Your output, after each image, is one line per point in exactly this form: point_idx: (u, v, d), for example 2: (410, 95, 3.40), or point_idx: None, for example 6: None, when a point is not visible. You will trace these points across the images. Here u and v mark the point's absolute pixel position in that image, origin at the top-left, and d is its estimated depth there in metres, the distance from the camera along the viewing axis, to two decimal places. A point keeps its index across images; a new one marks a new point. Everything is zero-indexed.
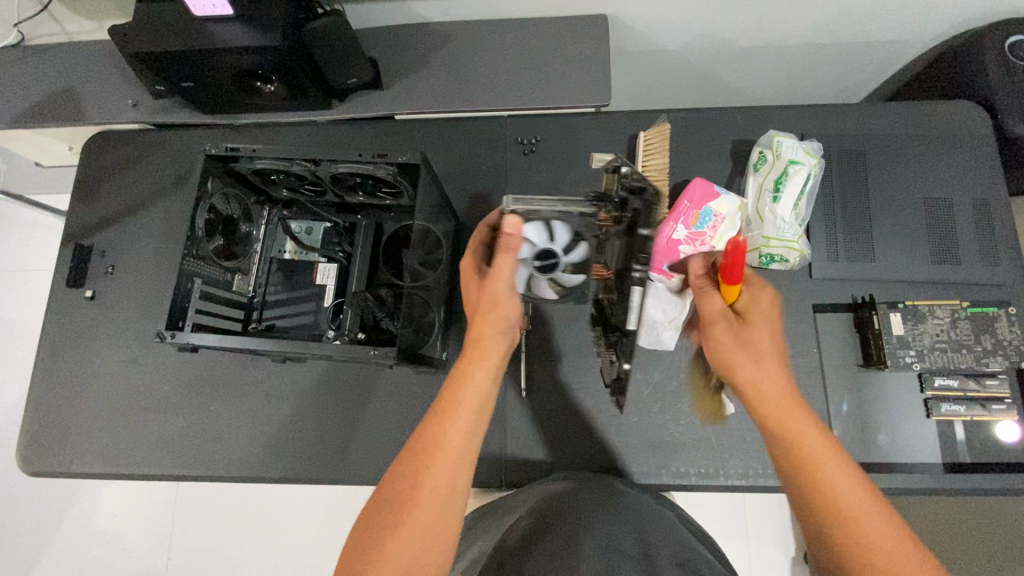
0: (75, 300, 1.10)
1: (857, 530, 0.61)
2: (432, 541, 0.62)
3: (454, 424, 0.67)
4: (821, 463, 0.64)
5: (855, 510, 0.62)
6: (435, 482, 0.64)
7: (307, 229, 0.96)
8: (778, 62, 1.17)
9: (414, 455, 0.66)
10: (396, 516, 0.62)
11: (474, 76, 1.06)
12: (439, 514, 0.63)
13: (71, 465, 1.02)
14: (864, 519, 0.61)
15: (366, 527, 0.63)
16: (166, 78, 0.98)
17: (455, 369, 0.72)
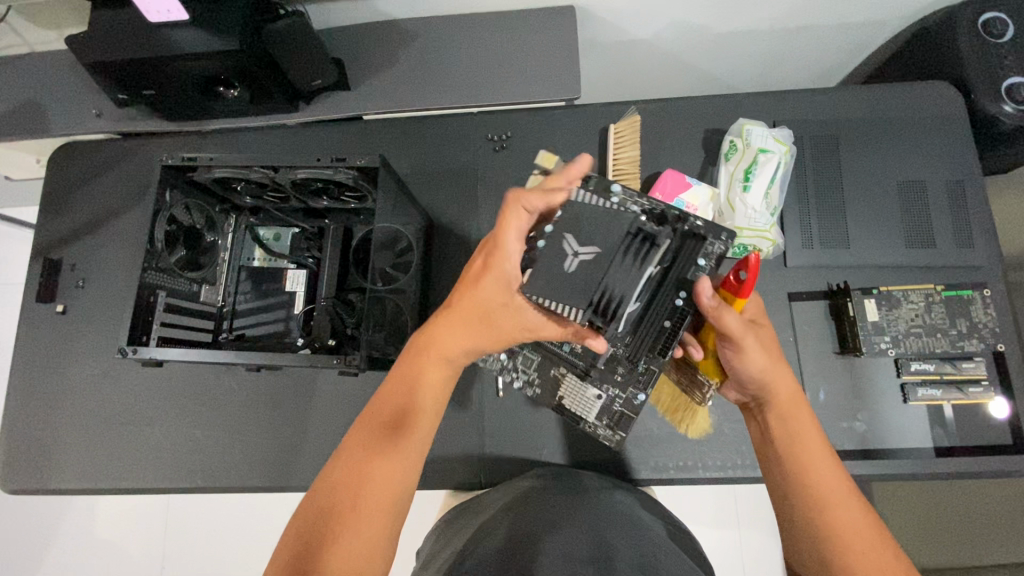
0: (47, 315, 1.09)
1: (836, 519, 0.64)
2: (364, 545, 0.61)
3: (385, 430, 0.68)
4: (812, 463, 0.68)
5: (838, 502, 0.65)
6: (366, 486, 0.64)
7: (275, 236, 0.95)
8: (752, 48, 1.16)
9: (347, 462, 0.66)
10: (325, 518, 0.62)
11: (441, 73, 1.04)
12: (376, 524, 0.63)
13: (49, 481, 1.01)
14: (845, 513, 0.65)
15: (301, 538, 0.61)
16: (126, 87, 0.96)
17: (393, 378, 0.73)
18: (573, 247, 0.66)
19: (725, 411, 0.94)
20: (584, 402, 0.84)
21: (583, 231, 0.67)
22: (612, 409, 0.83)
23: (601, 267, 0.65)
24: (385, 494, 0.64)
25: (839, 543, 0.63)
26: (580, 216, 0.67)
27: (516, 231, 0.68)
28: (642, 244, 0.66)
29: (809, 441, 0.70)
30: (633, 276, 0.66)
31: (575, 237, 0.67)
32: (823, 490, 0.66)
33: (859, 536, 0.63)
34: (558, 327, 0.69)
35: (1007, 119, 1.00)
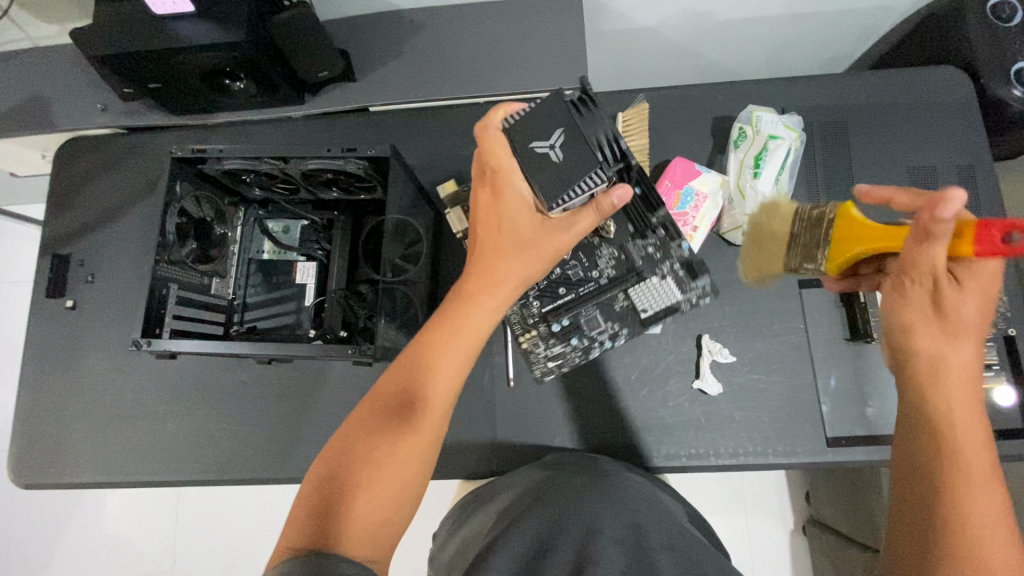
0: (56, 311, 1.09)
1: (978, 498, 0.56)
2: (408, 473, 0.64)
3: (432, 375, 0.67)
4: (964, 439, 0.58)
5: (979, 485, 0.56)
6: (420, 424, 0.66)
7: (284, 229, 0.95)
8: (760, 34, 1.15)
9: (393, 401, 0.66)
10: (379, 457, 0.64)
11: (447, 63, 1.04)
12: (408, 468, 0.64)
13: (62, 476, 1.02)
14: (988, 507, 0.56)
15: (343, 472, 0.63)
16: (132, 80, 0.95)
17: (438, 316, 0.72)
18: (545, 142, 0.70)
19: (736, 398, 0.94)
20: (661, 292, 0.90)
21: (552, 129, 0.70)
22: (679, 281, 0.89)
23: (579, 136, 0.69)
24: (418, 436, 0.65)
25: (969, 531, 0.55)
26: (528, 117, 0.71)
27: (498, 152, 0.71)
28: (587, 104, 0.72)
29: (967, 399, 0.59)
30: (604, 121, 0.71)
31: (552, 132, 0.70)
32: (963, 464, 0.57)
33: (993, 532, 0.55)
34: (591, 213, 0.72)
35: (1015, 103, 1.00)
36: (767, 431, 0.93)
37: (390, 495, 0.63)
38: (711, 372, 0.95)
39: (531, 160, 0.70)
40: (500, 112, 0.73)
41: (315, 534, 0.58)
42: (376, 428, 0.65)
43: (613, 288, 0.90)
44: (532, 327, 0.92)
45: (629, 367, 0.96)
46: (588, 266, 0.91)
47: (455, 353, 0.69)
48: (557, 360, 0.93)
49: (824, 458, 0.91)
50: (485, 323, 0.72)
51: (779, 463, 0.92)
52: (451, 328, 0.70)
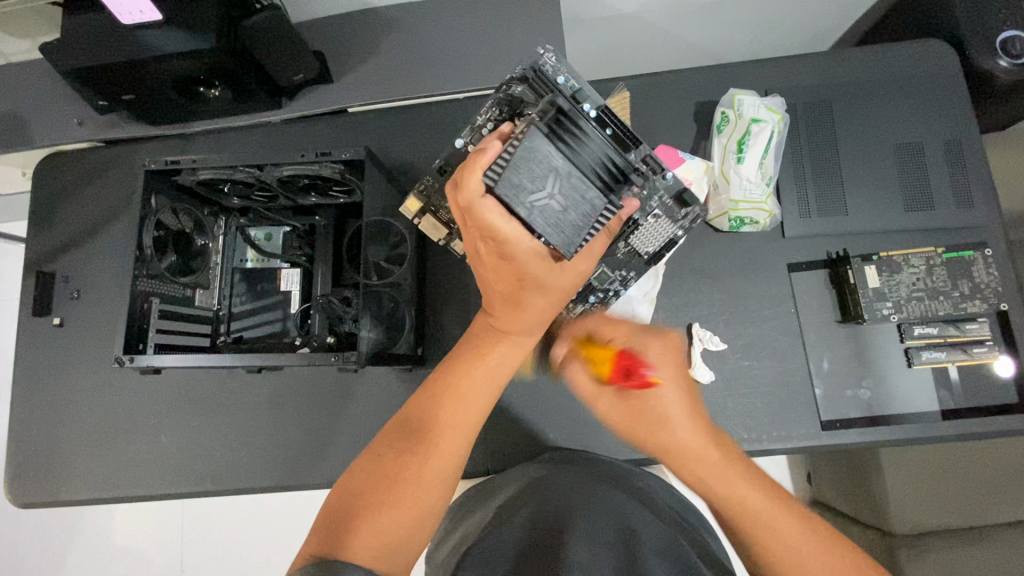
0: (45, 329, 1.09)
1: (744, 516, 0.63)
2: (427, 496, 0.64)
3: (458, 406, 0.69)
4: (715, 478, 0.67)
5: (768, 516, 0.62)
6: (444, 452, 0.66)
7: (267, 236, 0.94)
8: (742, 15, 1.13)
9: (420, 428, 0.68)
10: (395, 478, 0.64)
11: (424, 60, 1.02)
12: (433, 495, 0.64)
13: (58, 494, 1.02)
14: (784, 532, 0.61)
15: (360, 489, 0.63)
16: (104, 92, 0.94)
17: (469, 347, 0.75)
18: (542, 192, 0.62)
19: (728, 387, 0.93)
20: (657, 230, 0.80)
21: (547, 176, 0.62)
22: (670, 211, 0.77)
23: (575, 177, 0.62)
24: (446, 467, 0.66)
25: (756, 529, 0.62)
26: (516, 166, 0.60)
27: (500, 225, 0.61)
28: (567, 128, 0.63)
29: (701, 457, 0.69)
30: (594, 141, 0.65)
31: (548, 180, 0.62)
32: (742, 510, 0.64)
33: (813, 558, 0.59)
34: (603, 237, 0.71)
35: (1002, 74, 0.99)
36: (760, 417, 0.92)
37: (408, 520, 0.62)
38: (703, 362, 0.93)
39: (536, 217, 0.62)
40: (478, 172, 0.60)
41: (336, 548, 0.57)
42: (404, 454, 0.65)
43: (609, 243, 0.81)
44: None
45: None
46: None
47: (486, 385, 0.71)
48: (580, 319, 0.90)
49: (819, 442, 0.90)
50: (513, 358, 0.74)
51: (774, 449, 0.91)
52: (485, 359, 0.72)
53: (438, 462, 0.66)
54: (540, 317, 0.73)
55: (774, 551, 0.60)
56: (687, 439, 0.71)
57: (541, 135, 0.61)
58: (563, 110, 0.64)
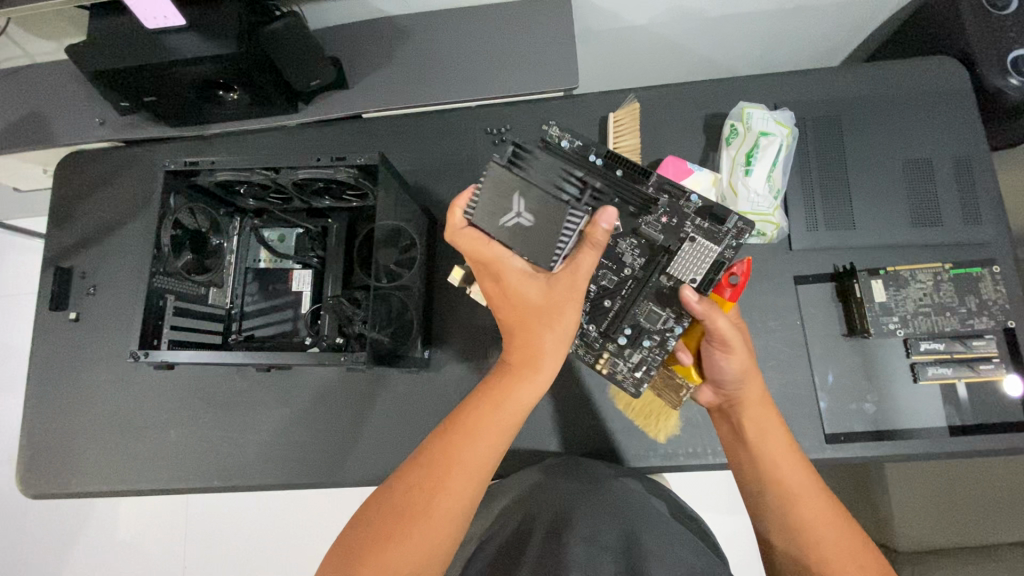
0: (61, 324, 1.11)
1: (795, 506, 0.71)
2: (437, 531, 0.64)
3: (472, 440, 0.67)
4: (774, 449, 0.74)
5: (801, 492, 0.72)
6: (454, 486, 0.65)
7: (280, 237, 0.96)
8: (754, 30, 1.14)
9: (435, 458, 0.67)
10: (408, 515, 0.64)
11: (438, 68, 1.04)
12: (445, 532, 0.64)
13: (68, 486, 1.04)
14: (811, 508, 0.71)
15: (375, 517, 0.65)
16: (127, 94, 0.96)
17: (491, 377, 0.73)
18: (510, 212, 0.69)
19: None
20: (699, 254, 0.80)
21: (512, 199, 0.69)
22: (710, 233, 0.81)
23: (535, 192, 0.68)
24: (458, 505, 0.65)
25: (786, 496, 0.72)
26: (482, 195, 0.70)
27: (483, 242, 0.70)
28: (522, 158, 0.73)
29: (776, 437, 0.76)
30: (549, 167, 0.72)
31: (514, 202, 0.69)
32: (788, 485, 0.72)
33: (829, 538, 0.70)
34: (590, 250, 0.71)
35: (1012, 92, 1.00)
36: None
37: (418, 555, 0.62)
38: None
39: (510, 237, 0.69)
40: (459, 209, 0.72)
41: None
42: (418, 482, 0.66)
43: (647, 278, 0.82)
44: (601, 349, 0.84)
45: None
46: (617, 268, 0.83)
47: (500, 422, 0.69)
48: (641, 368, 0.82)
49: (823, 455, 0.90)
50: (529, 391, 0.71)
51: None
52: (500, 396, 0.70)
53: (448, 498, 0.64)
54: (551, 346, 0.71)
55: (794, 502, 0.72)
56: (759, 414, 0.77)
57: (498, 167, 0.69)
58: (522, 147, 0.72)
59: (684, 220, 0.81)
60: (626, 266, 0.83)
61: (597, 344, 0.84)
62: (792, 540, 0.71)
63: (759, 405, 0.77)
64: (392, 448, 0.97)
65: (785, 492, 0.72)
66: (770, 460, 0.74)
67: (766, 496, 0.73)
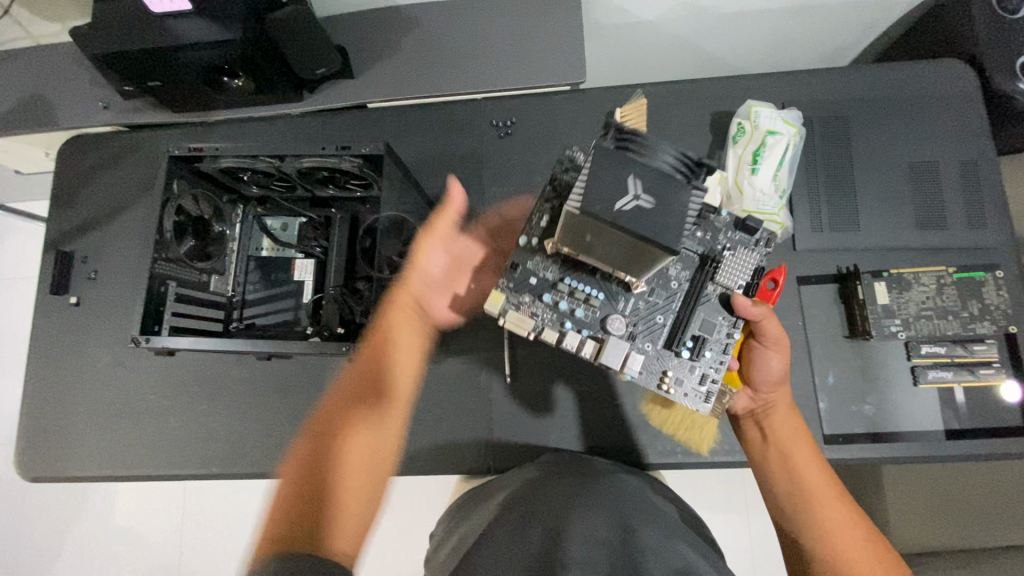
0: (62, 308, 1.11)
1: (815, 511, 0.74)
2: (354, 480, 0.67)
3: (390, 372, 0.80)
4: (797, 456, 0.78)
5: (820, 498, 0.75)
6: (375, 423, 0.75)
7: (282, 225, 0.97)
8: (763, 28, 1.13)
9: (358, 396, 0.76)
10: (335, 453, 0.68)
11: (445, 59, 1.04)
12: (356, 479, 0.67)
13: (66, 470, 1.04)
14: (831, 515, 0.74)
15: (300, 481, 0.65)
16: (130, 78, 0.95)
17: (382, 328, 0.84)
18: (628, 196, 0.59)
19: None
20: (741, 261, 0.77)
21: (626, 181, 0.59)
22: (745, 241, 0.78)
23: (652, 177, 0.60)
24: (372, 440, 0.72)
25: (806, 501, 0.75)
26: (594, 178, 0.59)
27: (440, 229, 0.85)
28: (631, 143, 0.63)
29: (799, 446, 0.79)
30: None
31: (628, 184, 0.59)
32: (808, 490, 0.76)
33: (849, 543, 0.71)
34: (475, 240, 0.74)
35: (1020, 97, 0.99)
36: None
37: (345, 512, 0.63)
38: None
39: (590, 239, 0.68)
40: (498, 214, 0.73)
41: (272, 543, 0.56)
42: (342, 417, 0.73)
43: (695, 293, 0.76)
44: (664, 367, 0.76)
45: None
46: (663, 282, 0.77)
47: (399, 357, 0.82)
48: (706, 383, 0.76)
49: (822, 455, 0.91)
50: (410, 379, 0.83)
51: None
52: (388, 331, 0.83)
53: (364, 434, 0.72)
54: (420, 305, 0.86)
55: (814, 507, 0.74)
56: (786, 422, 0.81)
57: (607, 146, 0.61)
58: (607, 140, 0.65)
59: (721, 231, 0.78)
60: (671, 280, 0.77)
61: (659, 363, 0.76)
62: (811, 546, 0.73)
63: (786, 413, 0.82)
64: None
65: (807, 497, 0.75)
66: (794, 466, 0.78)
67: (788, 500, 0.76)
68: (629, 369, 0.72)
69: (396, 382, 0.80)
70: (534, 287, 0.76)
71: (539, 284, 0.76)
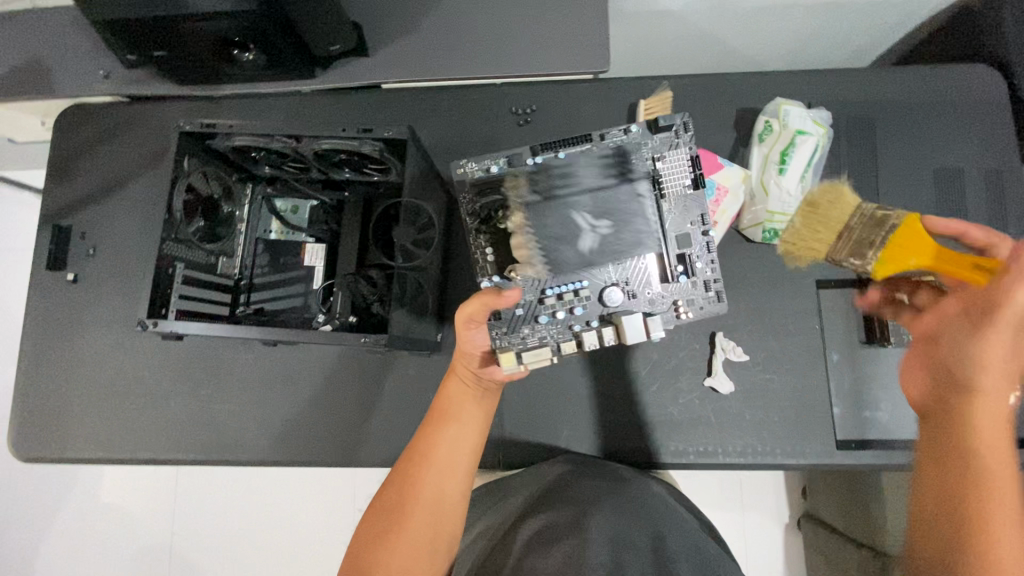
0: (57, 284, 1.07)
1: (979, 460, 0.51)
2: (406, 560, 0.63)
3: (446, 441, 0.70)
4: (981, 393, 0.55)
5: (990, 447, 0.52)
6: (426, 489, 0.67)
7: (293, 208, 0.94)
8: (791, 23, 1.10)
9: (409, 462, 0.70)
10: (392, 521, 0.65)
11: (465, 41, 1.00)
12: (416, 565, 0.64)
13: (61, 452, 1.01)
14: (1002, 477, 0.50)
15: (363, 539, 0.66)
16: (135, 46, 0.91)
17: (442, 394, 0.76)
18: (584, 229, 0.72)
19: (746, 398, 0.93)
20: (670, 162, 0.77)
21: (574, 223, 0.72)
22: (668, 141, 0.77)
23: (594, 202, 0.73)
24: (427, 524, 0.65)
25: (970, 439, 0.53)
26: (553, 231, 0.72)
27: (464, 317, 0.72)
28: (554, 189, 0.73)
29: (993, 394, 0.54)
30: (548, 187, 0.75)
31: (577, 222, 0.72)
32: (977, 434, 0.53)
33: (1010, 533, 0.47)
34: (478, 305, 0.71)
35: None
36: (776, 430, 0.92)
37: None
38: (724, 370, 0.93)
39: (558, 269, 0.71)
40: (477, 301, 0.71)
41: None
42: (395, 483, 0.69)
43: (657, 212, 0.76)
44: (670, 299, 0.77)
45: (640, 362, 0.95)
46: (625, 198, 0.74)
47: (460, 432, 0.72)
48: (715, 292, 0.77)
49: (833, 461, 0.90)
50: (472, 440, 0.72)
51: (787, 463, 0.91)
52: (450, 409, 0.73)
53: (416, 512, 0.65)
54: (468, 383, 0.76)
55: (981, 453, 0.51)
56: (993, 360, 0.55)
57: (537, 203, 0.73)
58: (476, 176, 0.77)
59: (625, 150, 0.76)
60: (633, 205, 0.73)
61: (669, 296, 0.77)
62: (945, 499, 0.51)
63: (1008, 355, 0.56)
64: (400, 431, 0.95)
65: (976, 432, 0.53)
66: (979, 403, 0.54)
67: (953, 429, 0.54)
68: (657, 331, 0.72)
69: (437, 447, 0.70)
70: (523, 317, 0.75)
71: (527, 312, 0.75)
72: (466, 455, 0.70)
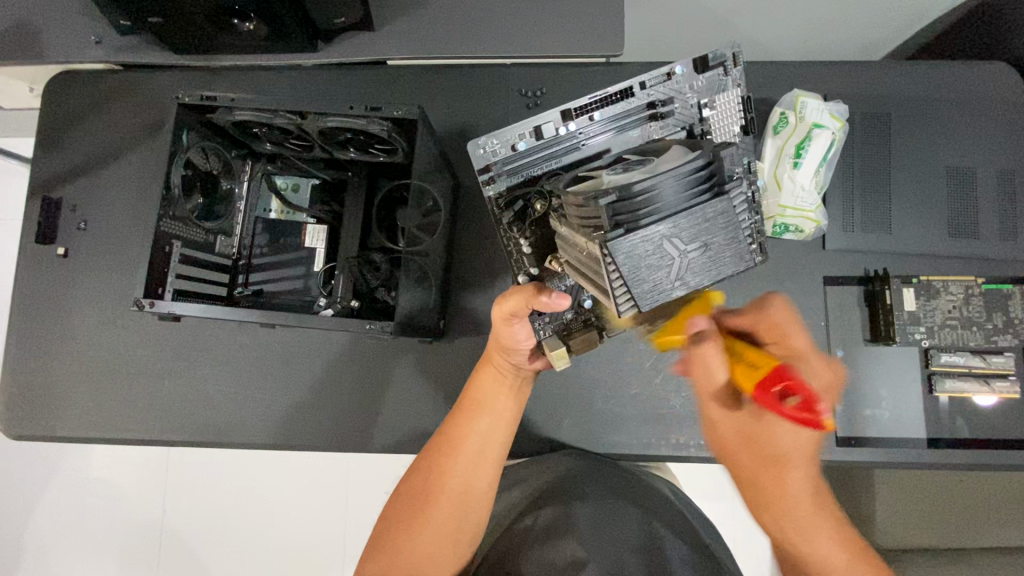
0: (47, 258, 1.03)
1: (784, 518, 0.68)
2: (427, 548, 0.66)
3: (476, 433, 0.73)
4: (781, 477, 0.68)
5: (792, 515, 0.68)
6: (455, 480, 0.70)
7: (293, 186, 0.91)
8: (807, 12, 1.08)
9: (437, 450, 0.73)
10: (418, 509, 0.69)
11: (475, 18, 0.96)
12: (440, 554, 0.67)
13: (50, 430, 0.99)
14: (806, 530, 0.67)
15: (391, 523, 0.70)
16: (129, 12, 0.86)
17: (471, 385, 0.78)
18: (678, 253, 0.48)
19: None
20: (723, 108, 0.71)
21: (659, 252, 0.47)
22: (714, 83, 0.71)
23: (690, 218, 0.47)
24: (454, 514, 0.68)
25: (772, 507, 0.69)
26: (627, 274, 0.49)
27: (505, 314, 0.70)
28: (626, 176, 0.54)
29: (790, 483, 0.68)
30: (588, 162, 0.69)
31: (666, 249, 0.47)
32: (771, 501, 0.69)
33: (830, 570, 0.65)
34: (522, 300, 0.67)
35: None
36: None
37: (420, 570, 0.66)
38: None
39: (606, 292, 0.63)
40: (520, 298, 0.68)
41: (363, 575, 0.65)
42: (425, 470, 0.72)
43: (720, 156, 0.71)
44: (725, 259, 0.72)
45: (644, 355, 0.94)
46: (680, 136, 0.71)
47: (489, 427, 0.74)
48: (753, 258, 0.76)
49: (834, 457, 0.91)
50: (501, 438, 0.75)
51: None
52: (479, 401, 0.75)
53: (446, 501, 0.69)
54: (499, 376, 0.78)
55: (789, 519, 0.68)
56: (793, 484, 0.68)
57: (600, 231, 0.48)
58: (500, 154, 0.72)
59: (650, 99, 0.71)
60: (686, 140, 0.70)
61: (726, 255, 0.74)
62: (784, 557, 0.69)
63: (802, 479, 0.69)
64: (399, 418, 0.94)
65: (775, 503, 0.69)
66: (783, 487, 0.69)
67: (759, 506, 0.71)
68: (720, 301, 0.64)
69: (468, 440, 0.73)
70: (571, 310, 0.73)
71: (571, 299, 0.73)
72: (496, 452, 0.73)
